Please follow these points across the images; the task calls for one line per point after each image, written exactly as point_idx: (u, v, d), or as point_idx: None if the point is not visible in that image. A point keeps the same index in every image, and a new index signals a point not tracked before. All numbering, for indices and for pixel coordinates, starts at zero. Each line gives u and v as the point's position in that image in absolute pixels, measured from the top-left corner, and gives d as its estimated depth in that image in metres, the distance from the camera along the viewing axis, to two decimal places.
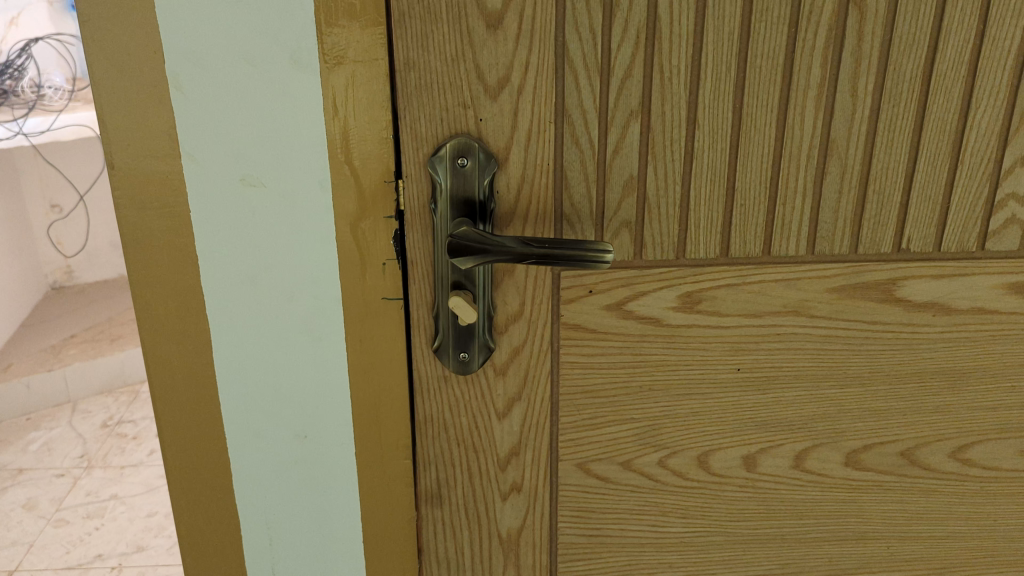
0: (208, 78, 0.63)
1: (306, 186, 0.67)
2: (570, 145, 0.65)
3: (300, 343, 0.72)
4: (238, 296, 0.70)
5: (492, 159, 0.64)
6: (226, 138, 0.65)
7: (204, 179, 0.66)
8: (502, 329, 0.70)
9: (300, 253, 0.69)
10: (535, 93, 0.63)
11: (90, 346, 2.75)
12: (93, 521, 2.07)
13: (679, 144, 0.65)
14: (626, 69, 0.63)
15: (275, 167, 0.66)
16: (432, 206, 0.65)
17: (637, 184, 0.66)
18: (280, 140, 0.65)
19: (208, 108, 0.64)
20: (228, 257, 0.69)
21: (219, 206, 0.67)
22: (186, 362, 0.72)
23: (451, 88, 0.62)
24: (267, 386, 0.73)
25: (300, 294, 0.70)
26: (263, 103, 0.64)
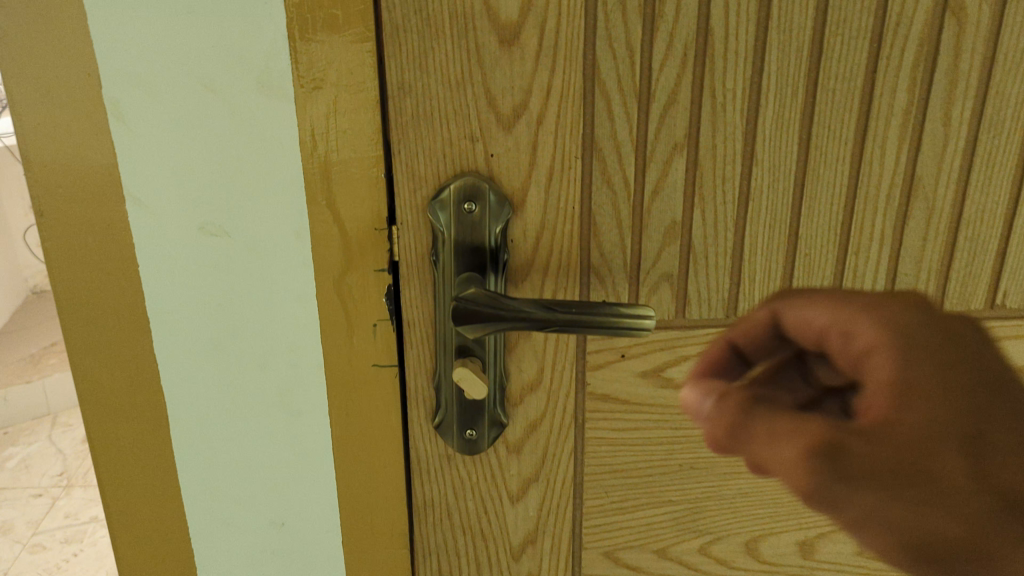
0: (156, 107, 0.52)
1: (278, 235, 0.56)
2: (600, 185, 0.53)
3: (275, 417, 0.61)
4: (199, 361, 0.59)
5: (506, 202, 0.53)
6: (178, 180, 0.54)
7: (156, 227, 0.56)
8: (516, 401, 0.59)
9: (272, 315, 0.58)
10: (558, 123, 0.51)
11: None
12: (71, 546, 1.96)
13: (732, 183, 0.53)
14: (670, 94, 0.51)
15: (239, 214, 0.55)
16: (434, 258, 0.54)
17: (681, 231, 0.55)
18: (244, 180, 0.54)
19: (156, 143, 0.53)
20: (185, 318, 0.58)
21: (172, 258, 0.56)
22: (136, 439, 0.61)
23: (456, 117, 0.51)
24: (235, 466, 0.62)
25: (273, 360, 0.59)
26: (223, 136, 0.53)
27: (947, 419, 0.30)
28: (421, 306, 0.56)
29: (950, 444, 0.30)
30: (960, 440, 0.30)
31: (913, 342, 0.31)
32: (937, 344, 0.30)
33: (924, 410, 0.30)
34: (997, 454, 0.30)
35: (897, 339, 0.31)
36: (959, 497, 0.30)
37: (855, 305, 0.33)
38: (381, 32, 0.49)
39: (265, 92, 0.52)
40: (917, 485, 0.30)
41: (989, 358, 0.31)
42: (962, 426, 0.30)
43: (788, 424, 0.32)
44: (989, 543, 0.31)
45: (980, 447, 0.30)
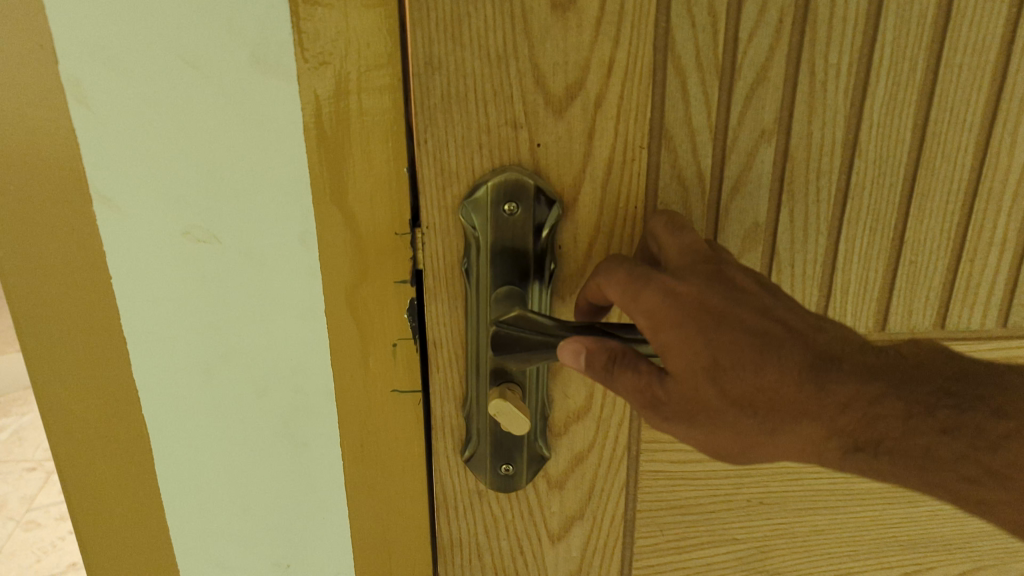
0: (123, 87, 0.43)
1: (276, 240, 0.47)
2: (669, 180, 0.44)
3: (274, 442, 0.53)
4: (188, 379, 0.52)
5: (554, 201, 0.43)
6: (155, 172, 0.45)
7: (129, 230, 0.47)
8: (560, 431, 0.50)
9: (270, 333, 0.50)
10: (621, 106, 0.42)
11: None
12: (67, 524, 1.89)
13: (829, 179, 0.44)
14: (760, 70, 0.41)
15: (228, 214, 0.46)
16: (465, 267, 0.45)
17: (763, 235, 0.45)
18: (233, 176, 0.45)
19: (125, 130, 0.44)
20: (165, 328, 0.50)
21: (151, 267, 0.48)
22: (112, 455, 0.54)
23: (496, 98, 0.41)
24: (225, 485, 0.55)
25: (272, 376, 0.51)
26: (205, 122, 0.44)
27: (694, 360, 0.37)
28: (449, 323, 0.46)
29: (702, 384, 0.37)
30: (708, 375, 0.37)
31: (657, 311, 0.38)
32: (680, 315, 0.37)
33: (686, 356, 0.37)
34: (740, 377, 0.37)
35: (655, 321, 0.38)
36: (727, 416, 0.37)
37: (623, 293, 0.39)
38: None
39: (261, 67, 0.43)
40: (704, 412, 0.38)
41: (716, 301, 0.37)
42: (701, 366, 0.37)
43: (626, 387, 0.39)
44: (770, 444, 0.38)
45: (722, 378, 0.37)
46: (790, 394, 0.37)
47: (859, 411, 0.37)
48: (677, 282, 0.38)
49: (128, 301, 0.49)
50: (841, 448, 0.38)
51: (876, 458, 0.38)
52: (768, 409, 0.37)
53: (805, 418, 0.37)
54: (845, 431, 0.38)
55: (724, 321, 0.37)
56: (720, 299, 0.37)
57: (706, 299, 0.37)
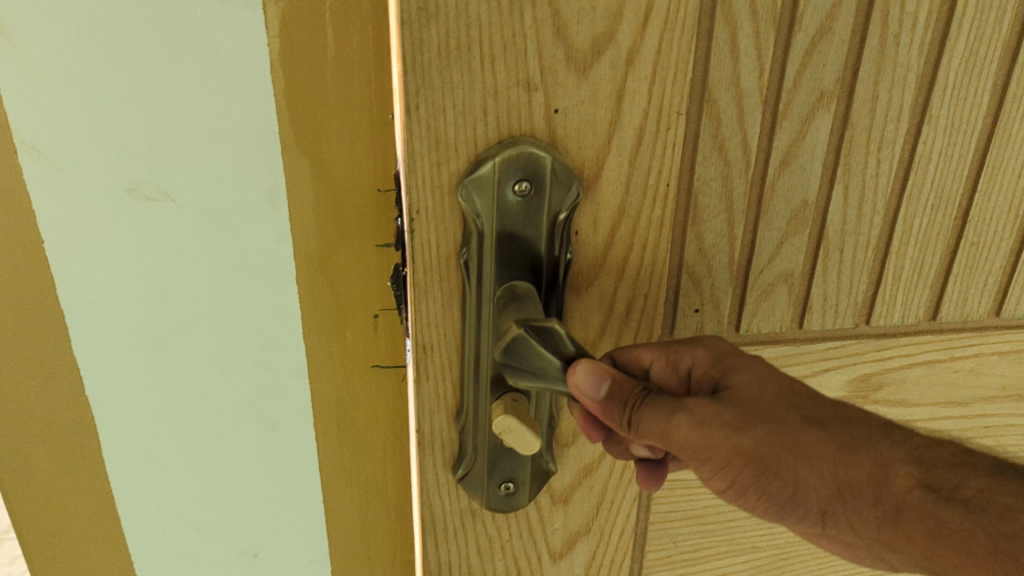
0: (49, 21, 0.41)
1: (228, 201, 0.47)
2: (708, 153, 0.36)
3: (227, 393, 0.54)
4: (139, 335, 0.51)
5: (573, 181, 0.36)
6: (89, 115, 0.43)
7: (67, 184, 0.45)
8: (568, 441, 0.43)
9: (219, 294, 0.50)
10: (657, 62, 0.34)
11: None
12: None
13: (892, 151, 0.37)
14: (825, 21, 0.34)
15: (176, 169, 0.45)
16: (464, 257, 0.37)
17: (813, 216, 0.39)
18: (181, 130, 0.44)
19: (55, 70, 0.42)
20: (102, 279, 0.49)
21: (90, 222, 0.47)
22: (47, 404, 0.53)
23: (506, 53, 0.33)
24: (174, 433, 0.56)
25: (227, 323, 0.51)
26: (145, 68, 0.42)
27: (765, 378, 0.34)
28: (442, 322, 0.39)
29: (771, 391, 0.34)
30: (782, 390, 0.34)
31: (723, 348, 0.36)
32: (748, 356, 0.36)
33: (757, 374, 0.35)
34: (815, 404, 0.34)
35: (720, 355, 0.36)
36: (792, 426, 0.33)
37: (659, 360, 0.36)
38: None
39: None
40: (767, 424, 0.33)
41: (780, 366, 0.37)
42: (777, 380, 0.34)
43: (652, 407, 0.34)
44: (836, 467, 0.33)
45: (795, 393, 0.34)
46: (866, 429, 0.33)
47: (945, 450, 0.33)
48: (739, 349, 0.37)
49: (70, 252, 0.48)
50: (910, 482, 0.32)
51: (944, 505, 0.31)
52: (842, 429, 0.33)
53: (881, 444, 0.33)
54: (924, 462, 0.32)
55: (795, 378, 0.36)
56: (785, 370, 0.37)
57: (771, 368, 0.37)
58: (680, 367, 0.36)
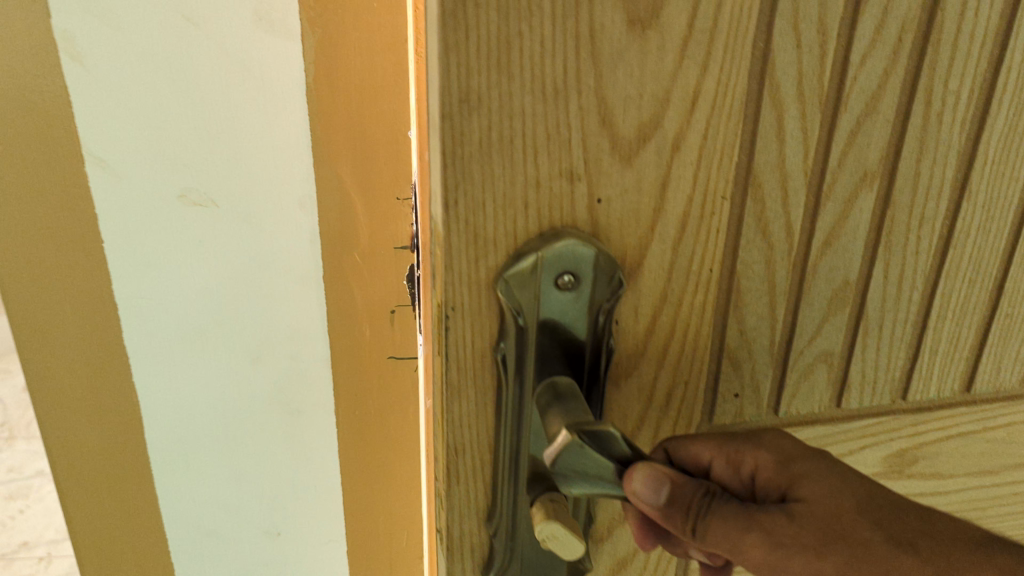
0: (114, 43, 0.53)
1: (264, 206, 0.59)
2: (751, 236, 0.35)
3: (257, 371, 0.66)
4: (181, 311, 0.62)
5: (615, 271, 0.34)
6: (149, 130, 0.55)
7: (129, 187, 0.57)
8: (603, 536, 0.41)
9: (254, 285, 0.62)
10: (704, 146, 0.33)
11: None
12: (16, 503, 1.81)
13: (931, 227, 0.37)
14: (870, 101, 0.34)
15: (224, 184, 0.58)
16: (502, 353, 0.34)
17: (853, 295, 0.38)
18: (228, 150, 0.57)
19: (122, 87, 0.54)
20: (154, 263, 0.60)
21: (148, 220, 0.58)
22: (76, 330, 0.61)
23: (549, 143, 0.31)
24: (203, 394, 0.66)
25: (260, 309, 0.63)
26: (200, 96, 0.55)
27: (840, 491, 0.35)
28: (476, 421, 0.36)
29: (848, 508, 0.34)
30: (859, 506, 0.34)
31: (789, 452, 0.37)
32: (814, 459, 0.36)
33: (830, 487, 0.35)
34: (893, 519, 0.34)
35: (786, 460, 0.36)
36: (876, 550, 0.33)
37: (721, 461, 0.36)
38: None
39: (259, 27, 0.54)
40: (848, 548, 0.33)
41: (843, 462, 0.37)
42: (853, 496, 0.34)
43: (721, 527, 0.34)
44: None
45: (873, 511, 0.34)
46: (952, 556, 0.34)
47: None
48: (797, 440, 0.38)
49: (124, 238, 0.59)
50: None
51: None
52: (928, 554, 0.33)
53: None
54: None
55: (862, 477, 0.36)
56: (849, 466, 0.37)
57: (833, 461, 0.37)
58: (742, 469, 0.37)
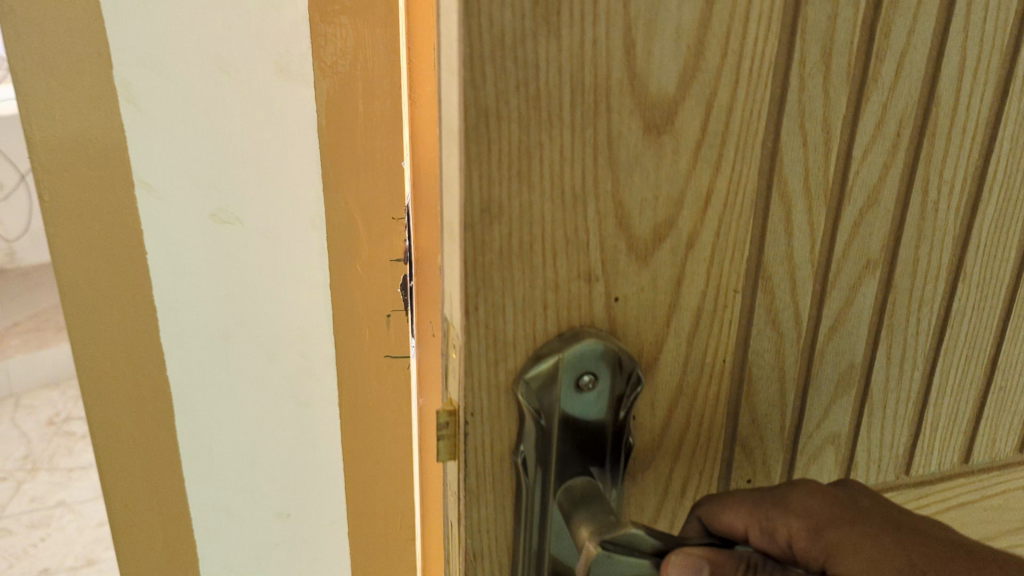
0: (170, 91, 0.71)
1: (276, 217, 0.78)
2: (762, 326, 0.36)
3: (267, 356, 0.84)
4: (212, 299, 0.79)
5: (632, 367, 0.34)
6: (189, 155, 0.74)
7: (169, 205, 0.75)
8: None
9: (268, 282, 0.81)
10: (716, 242, 0.33)
11: (36, 338, 2.40)
12: (38, 530, 1.74)
13: (930, 309, 0.39)
14: (872, 193, 0.35)
15: (245, 201, 0.77)
16: (521, 457, 0.34)
17: (857, 377, 0.39)
18: (250, 175, 0.76)
19: (172, 127, 0.73)
20: (189, 262, 0.77)
21: (187, 228, 0.76)
22: (121, 299, 0.76)
23: (568, 246, 0.31)
24: (226, 371, 0.82)
25: (274, 297, 0.82)
26: (231, 134, 0.74)
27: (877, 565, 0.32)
28: (494, 526, 0.35)
29: None
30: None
31: (815, 514, 0.34)
32: (849, 517, 0.33)
33: (867, 559, 0.32)
34: None
35: (818, 525, 0.33)
36: None
37: (755, 530, 0.34)
38: (449, 108, 0.28)
39: (282, 75, 0.74)
40: None
41: (889, 509, 0.34)
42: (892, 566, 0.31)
43: None
44: None
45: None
46: None
47: None
48: (833, 487, 0.35)
49: (168, 240, 0.76)
50: None
51: None
52: None
53: None
54: None
55: (909, 526, 0.33)
56: (898, 511, 0.33)
57: (877, 507, 0.34)
58: (779, 537, 0.34)
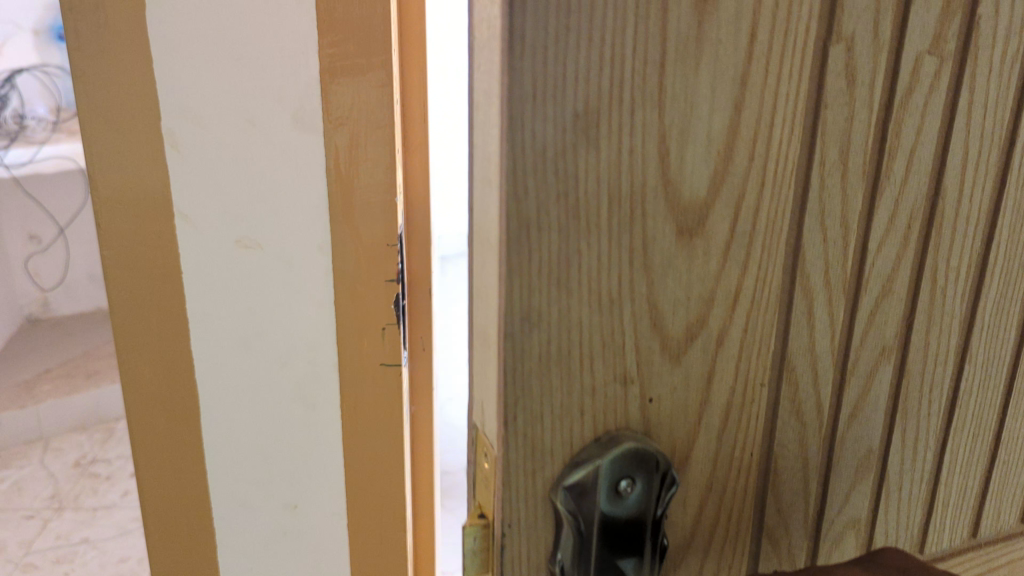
0: (203, 138, 0.70)
1: (303, 254, 0.76)
2: (787, 416, 0.37)
3: (292, 399, 0.81)
4: (243, 339, 0.78)
5: (668, 464, 0.33)
6: (224, 199, 0.72)
7: (203, 246, 0.74)
8: None
9: (298, 320, 0.78)
10: (744, 338, 0.34)
11: (66, 381, 1.94)
12: (63, 567, 1.45)
13: (941, 394, 0.41)
14: (887, 281, 0.37)
15: (273, 238, 0.75)
16: (558, 565, 0.32)
17: (875, 462, 0.40)
18: (277, 215, 0.74)
19: (206, 171, 0.71)
20: (221, 302, 0.76)
21: (218, 268, 0.75)
22: (158, 335, 0.75)
23: (604, 351, 0.30)
24: (256, 413, 0.81)
25: (301, 338, 0.79)
26: (261, 176, 0.72)
27: None
28: None
29: None
30: None
31: None
32: None
33: None
34: None
35: None
36: None
37: None
38: (486, 219, 0.28)
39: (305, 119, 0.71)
40: None
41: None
42: None
43: None
44: None
45: None
46: None
47: None
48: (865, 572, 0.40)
49: (200, 284, 0.75)
50: None
51: None
52: None
53: None
54: None
55: None
56: None
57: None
58: None
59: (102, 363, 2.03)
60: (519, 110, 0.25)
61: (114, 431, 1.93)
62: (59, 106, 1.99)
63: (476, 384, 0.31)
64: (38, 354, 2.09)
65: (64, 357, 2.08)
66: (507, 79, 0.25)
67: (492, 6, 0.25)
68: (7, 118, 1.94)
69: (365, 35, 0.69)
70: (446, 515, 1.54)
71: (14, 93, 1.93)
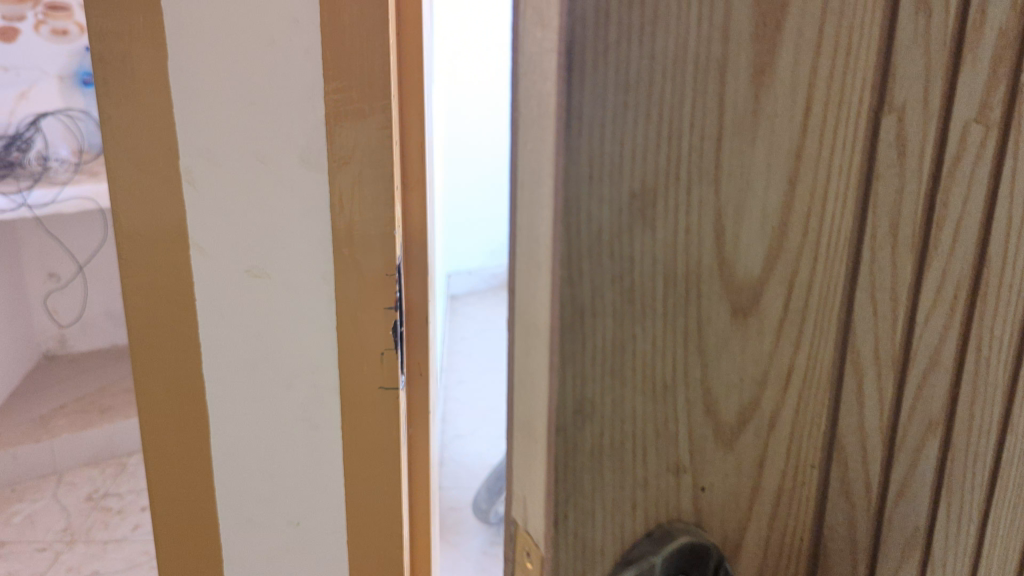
0: (215, 152, 0.65)
1: (309, 280, 0.70)
2: (836, 496, 0.35)
3: (302, 434, 0.74)
4: (255, 370, 0.71)
5: (719, 554, 0.32)
6: (235, 220, 0.67)
7: (212, 270, 0.68)
8: None
9: (305, 347, 0.71)
10: (797, 419, 0.32)
11: (81, 416, 1.90)
12: None
13: (987, 464, 0.39)
14: (933, 354, 0.35)
15: (282, 262, 0.69)
16: None
17: (921, 541, 0.38)
18: (287, 236, 0.68)
19: (219, 189, 0.66)
20: (232, 331, 0.70)
21: (229, 293, 0.69)
22: (169, 365, 0.69)
23: (659, 440, 0.29)
24: (268, 451, 0.74)
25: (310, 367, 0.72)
26: (272, 193, 0.67)
27: None
28: None
29: None
30: None
31: None
32: None
33: None
34: None
35: None
36: None
37: None
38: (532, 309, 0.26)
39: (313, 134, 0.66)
40: None
41: None
42: None
43: None
44: None
45: None
46: None
47: None
48: None
49: (211, 312, 0.69)
50: None
51: None
52: None
53: None
54: None
55: None
56: None
57: None
58: None
59: (116, 398, 2.00)
60: (576, 192, 0.24)
61: (126, 466, 1.89)
62: (81, 148, 2.01)
63: (516, 477, 0.29)
64: (54, 389, 2.06)
65: (79, 392, 2.04)
66: (564, 161, 0.24)
67: (546, 85, 0.24)
68: (31, 161, 1.92)
69: (362, 75, 0.63)
70: (449, 551, 1.53)
71: (38, 136, 1.93)
